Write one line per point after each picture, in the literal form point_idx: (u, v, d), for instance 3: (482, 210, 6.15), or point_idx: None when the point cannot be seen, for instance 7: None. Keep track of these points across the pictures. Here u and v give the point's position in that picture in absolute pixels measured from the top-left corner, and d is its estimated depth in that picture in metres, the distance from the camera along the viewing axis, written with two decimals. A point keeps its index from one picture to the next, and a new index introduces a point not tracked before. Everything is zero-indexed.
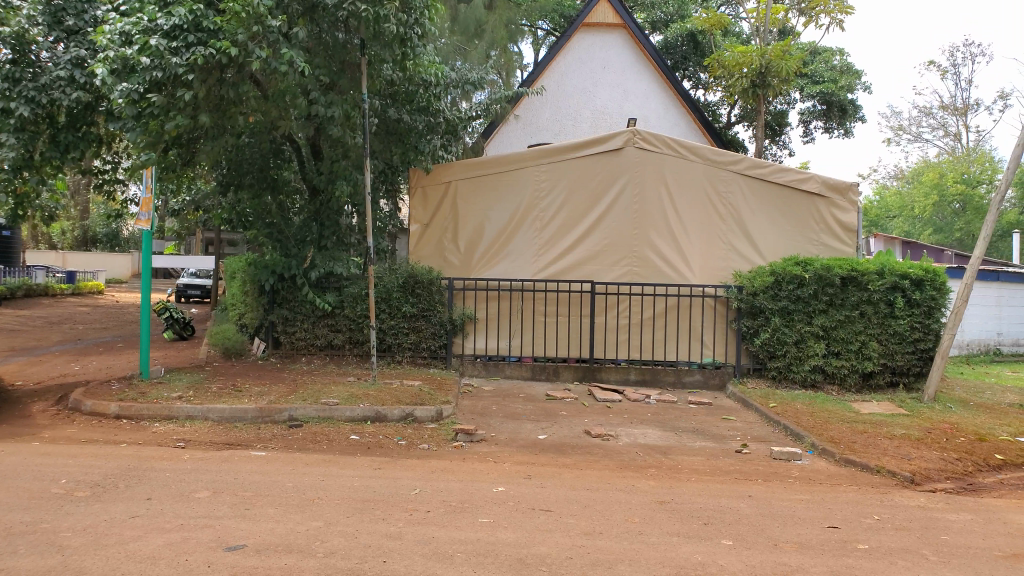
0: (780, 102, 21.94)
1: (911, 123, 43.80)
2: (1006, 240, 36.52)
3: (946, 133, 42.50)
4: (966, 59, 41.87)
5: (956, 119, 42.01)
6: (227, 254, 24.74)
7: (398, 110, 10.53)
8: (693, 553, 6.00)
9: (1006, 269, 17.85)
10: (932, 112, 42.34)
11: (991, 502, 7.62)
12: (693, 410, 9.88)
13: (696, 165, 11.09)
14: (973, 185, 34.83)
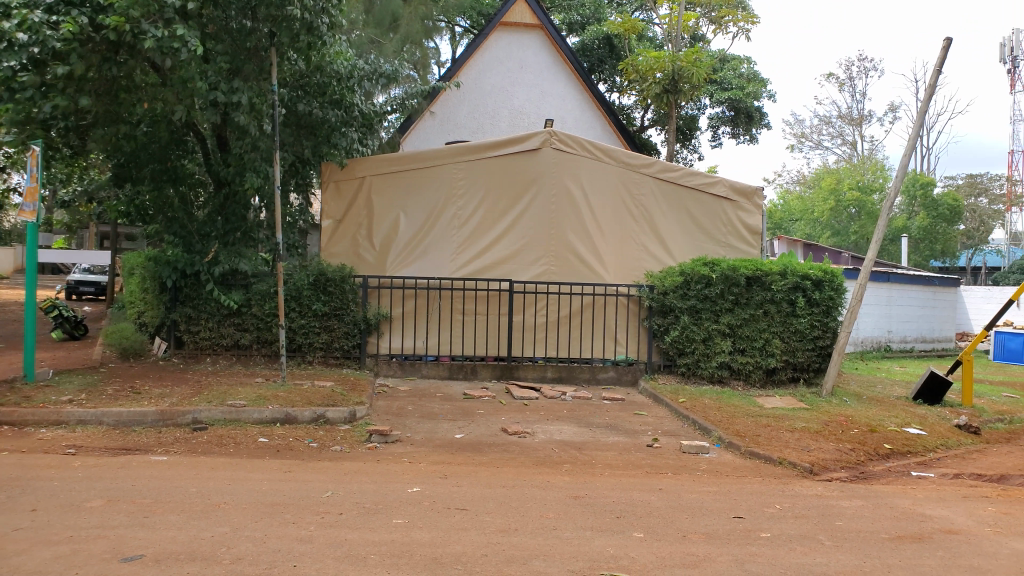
0: (691, 108, 22.71)
1: (812, 131, 46.23)
2: (896, 245, 39.03)
3: (844, 142, 45.11)
4: (860, 73, 44.62)
5: (852, 129, 44.66)
6: (125, 249, 23.39)
7: (309, 103, 10.21)
8: (606, 546, 6.11)
9: (897, 271, 19.20)
10: (831, 121, 44.85)
11: (879, 488, 8.15)
12: (607, 406, 10.07)
13: (611, 167, 11.33)
14: (867, 193, 36.69)
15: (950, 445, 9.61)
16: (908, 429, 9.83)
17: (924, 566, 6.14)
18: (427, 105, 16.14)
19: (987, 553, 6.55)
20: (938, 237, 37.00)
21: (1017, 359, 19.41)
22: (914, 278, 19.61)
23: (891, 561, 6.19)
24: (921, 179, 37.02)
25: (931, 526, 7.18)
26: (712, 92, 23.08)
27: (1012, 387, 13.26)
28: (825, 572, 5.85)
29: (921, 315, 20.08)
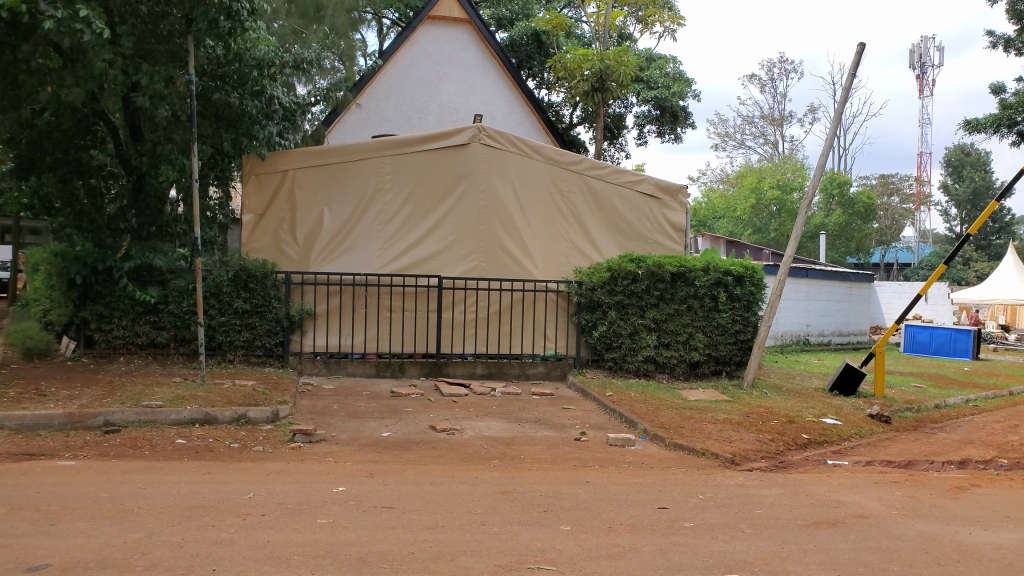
0: (618, 106, 23.09)
1: (735, 131, 47.54)
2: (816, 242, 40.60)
3: (766, 142, 46.57)
4: (782, 75, 46.16)
5: (773, 129, 46.14)
6: (28, 244, 22.17)
7: (227, 92, 9.87)
8: (533, 541, 6.15)
9: (815, 267, 20.05)
10: (754, 121, 46.22)
11: (797, 477, 8.45)
12: (536, 401, 10.14)
13: (539, 163, 11.41)
14: (787, 191, 38.30)
15: (863, 433, 10.06)
16: (825, 419, 10.24)
17: (837, 550, 6.39)
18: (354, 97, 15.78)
19: (896, 535, 6.88)
20: (853, 233, 38.95)
21: (925, 350, 20.50)
22: (830, 273, 20.50)
23: (807, 546, 6.43)
24: (838, 178, 38.55)
25: (844, 512, 7.50)
26: (639, 91, 23.48)
27: (919, 376, 14.00)
28: (745, 559, 6.03)
29: (837, 309, 20.94)
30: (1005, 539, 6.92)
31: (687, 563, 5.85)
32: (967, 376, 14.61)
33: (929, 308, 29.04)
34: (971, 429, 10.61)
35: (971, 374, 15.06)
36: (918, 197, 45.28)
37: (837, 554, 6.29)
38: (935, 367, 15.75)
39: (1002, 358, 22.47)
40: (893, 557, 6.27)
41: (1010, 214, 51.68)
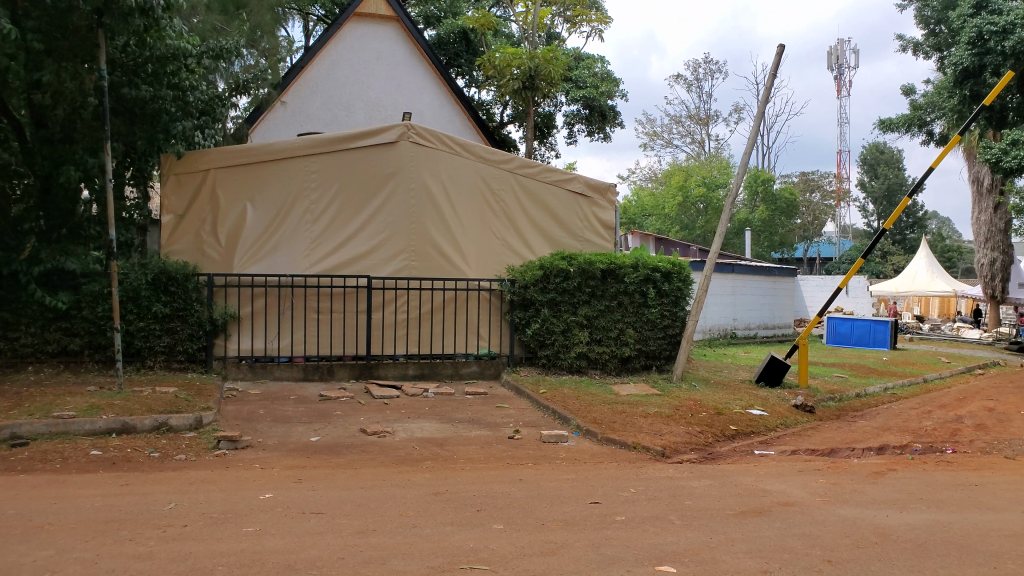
0: (548, 105, 23.27)
1: (663, 130, 48.43)
2: (741, 238, 41.78)
3: (692, 141, 47.64)
4: (706, 75, 47.38)
5: (699, 128, 47.24)
6: None
7: (138, 86, 9.31)
8: (466, 541, 6.13)
9: (740, 262, 20.68)
10: (681, 121, 47.22)
11: (725, 467, 8.66)
12: (470, 400, 10.12)
13: (470, 162, 11.43)
14: (713, 188, 39.62)
15: (788, 423, 10.40)
16: (752, 410, 10.53)
17: (763, 538, 6.58)
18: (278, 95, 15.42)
19: (818, 521, 7.12)
20: (777, 228, 40.32)
21: (846, 341, 21.33)
22: (754, 268, 21.14)
23: (734, 535, 6.59)
24: (761, 176, 39.80)
25: (770, 500, 7.72)
26: (568, 90, 23.72)
27: (840, 366, 14.57)
28: (674, 550, 6.14)
29: (763, 303, 21.59)
30: (919, 519, 7.26)
31: (618, 556, 5.92)
32: (884, 365, 15.28)
33: (850, 300, 30.24)
34: (888, 416, 11.09)
35: (890, 363, 15.73)
36: (838, 194, 47.11)
37: (763, 541, 6.47)
38: (854, 357, 16.40)
39: (916, 346, 23.61)
40: (815, 542, 6.49)
41: (922, 209, 54.41)
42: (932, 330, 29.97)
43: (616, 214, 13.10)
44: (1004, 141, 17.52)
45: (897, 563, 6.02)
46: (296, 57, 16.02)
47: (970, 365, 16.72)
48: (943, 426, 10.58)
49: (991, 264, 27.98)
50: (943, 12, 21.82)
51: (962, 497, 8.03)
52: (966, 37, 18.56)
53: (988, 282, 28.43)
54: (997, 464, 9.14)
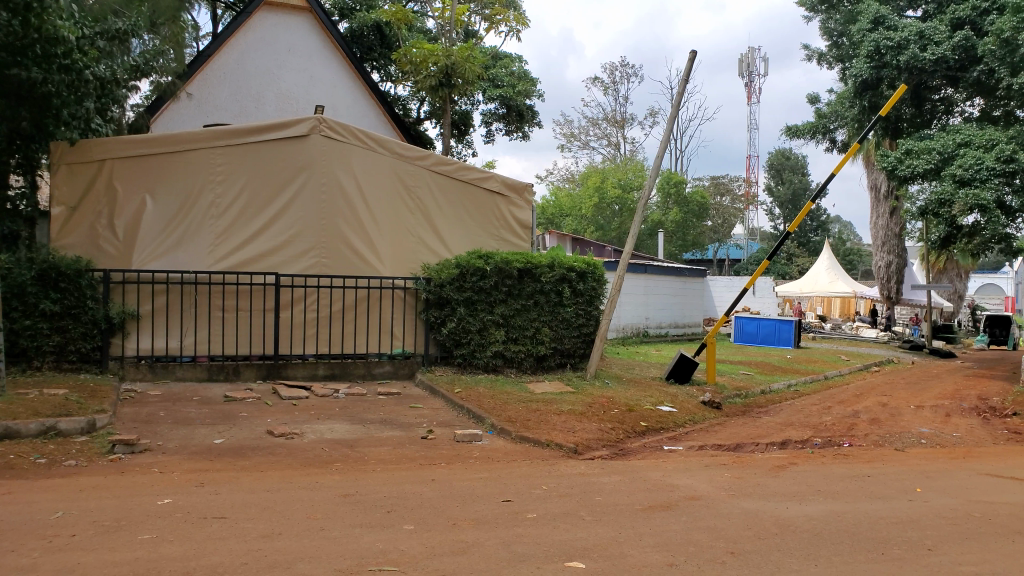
0: (464, 103, 23.30)
1: (580, 132, 48.98)
2: (653, 239, 42.76)
3: (609, 143, 48.46)
4: (623, 79, 48.30)
5: (615, 131, 48.10)
6: None
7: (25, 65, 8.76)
8: (375, 542, 6.05)
9: (652, 263, 21.29)
10: (599, 123, 47.94)
11: (635, 463, 8.85)
12: (382, 400, 10.01)
13: (384, 158, 11.33)
14: (627, 190, 40.55)
15: (696, 419, 10.73)
16: (662, 406, 10.81)
17: (669, 531, 6.75)
18: (183, 85, 14.76)
19: (722, 514, 7.37)
20: (690, 229, 41.57)
21: (753, 339, 22.15)
22: (666, 268, 21.80)
23: (642, 530, 6.74)
24: (673, 178, 40.95)
25: (677, 495, 7.93)
26: (485, 89, 23.75)
27: (747, 364, 15.13)
28: (583, 546, 6.23)
29: (674, 303, 22.20)
30: (816, 510, 7.61)
31: (528, 554, 5.97)
32: (787, 363, 15.96)
33: (757, 300, 31.44)
34: (790, 411, 11.59)
35: (793, 360, 16.47)
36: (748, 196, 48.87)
37: (670, 535, 6.65)
38: (760, 355, 17.05)
39: (818, 345, 24.77)
40: (719, 535, 6.71)
41: (826, 213, 57.35)
42: (833, 329, 31.46)
43: (535, 214, 13.31)
44: (898, 150, 18.55)
45: (795, 552, 6.29)
46: (204, 45, 15.42)
47: (865, 362, 17.68)
48: (841, 421, 11.12)
49: (887, 266, 29.67)
50: (845, 25, 22.88)
51: (856, 488, 8.47)
52: (865, 51, 19.52)
53: (884, 283, 30.09)
54: (888, 456, 9.68)
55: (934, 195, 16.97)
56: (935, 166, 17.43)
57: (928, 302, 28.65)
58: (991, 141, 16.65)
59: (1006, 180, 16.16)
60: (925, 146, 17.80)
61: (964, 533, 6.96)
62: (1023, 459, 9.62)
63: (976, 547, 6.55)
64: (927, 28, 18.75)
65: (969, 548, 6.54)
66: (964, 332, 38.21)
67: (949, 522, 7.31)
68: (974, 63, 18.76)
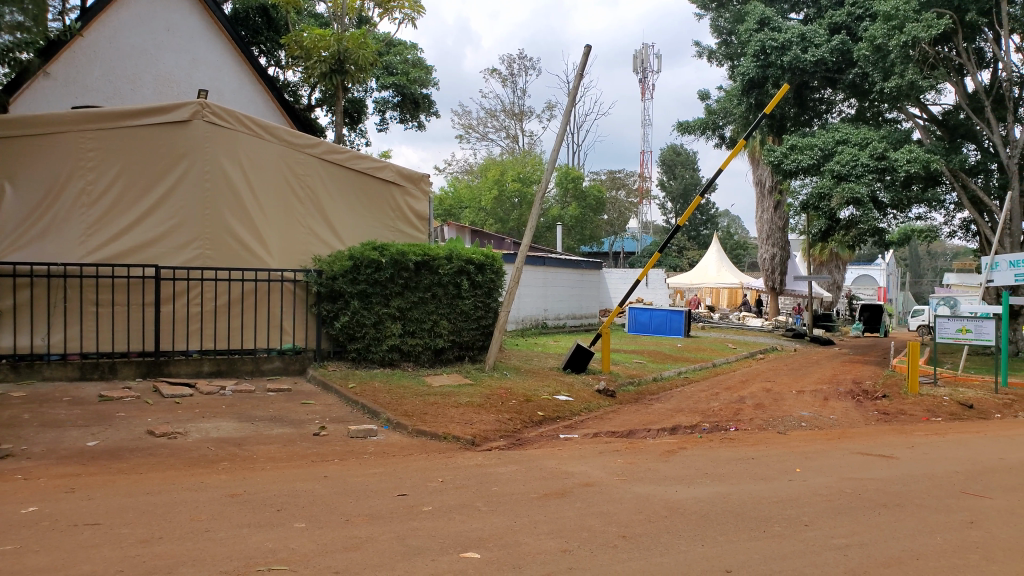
0: (357, 90, 22.81)
1: (477, 124, 48.93)
2: (551, 232, 43.26)
3: (507, 135, 48.69)
4: (521, 71, 48.59)
5: (513, 123, 48.36)
6: None
7: None
8: (263, 542, 5.85)
9: (551, 255, 21.66)
10: (496, 115, 48.03)
11: (531, 452, 8.96)
12: (272, 397, 9.71)
13: (273, 145, 11.12)
14: (527, 183, 41.06)
15: (591, 408, 11.02)
16: (558, 396, 11.02)
17: (564, 519, 6.87)
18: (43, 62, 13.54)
19: (614, 499, 7.59)
20: (587, 224, 42.51)
21: (646, 329, 22.87)
22: (564, 261, 22.24)
23: (537, 518, 6.83)
24: (572, 173, 42.03)
25: (571, 482, 8.10)
26: (378, 76, 23.35)
27: (640, 353, 15.62)
28: (478, 537, 6.25)
29: (571, 295, 22.71)
30: (703, 493, 7.94)
31: (423, 547, 5.94)
32: (678, 351, 16.59)
33: (650, 291, 32.42)
34: (680, 398, 12.07)
35: (684, 349, 17.12)
36: (642, 191, 50.37)
37: (564, 522, 6.77)
38: (653, 344, 17.64)
39: (709, 334, 25.89)
40: (612, 520, 6.88)
41: (713, 207, 60.09)
42: (721, 318, 32.86)
43: (431, 204, 13.50)
44: (783, 146, 19.46)
45: (683, 534, 6.53)
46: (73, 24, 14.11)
47: (751, 350, 18.63)
48: (728, 406, 11.66)
49: (773, 258, 31.01)
50: (733, 24, 23.81)
51: (740, 471, 8.88)
52: (752, 50, 20.14)
53: (770, 274, 31.42)
54: (771, 439, 10.19)
55: (815, 190, 17.97)
56: (816, 162, 18.41)
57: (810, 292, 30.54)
58: (865, 140, 17.77)
59: (878, 176, 17.24)
60: (807, 143, 18.67)
61: (837, 508, 7.43)
62: (889, 438, 10.39)
63: (848, 521, 7.00)
64: (808, 31, 19.74)
65: (842, 522, 6.98)
66: (842, 320, 41.01)
67: (824, 498, 7.79)
68: (849, 65, 20.00)
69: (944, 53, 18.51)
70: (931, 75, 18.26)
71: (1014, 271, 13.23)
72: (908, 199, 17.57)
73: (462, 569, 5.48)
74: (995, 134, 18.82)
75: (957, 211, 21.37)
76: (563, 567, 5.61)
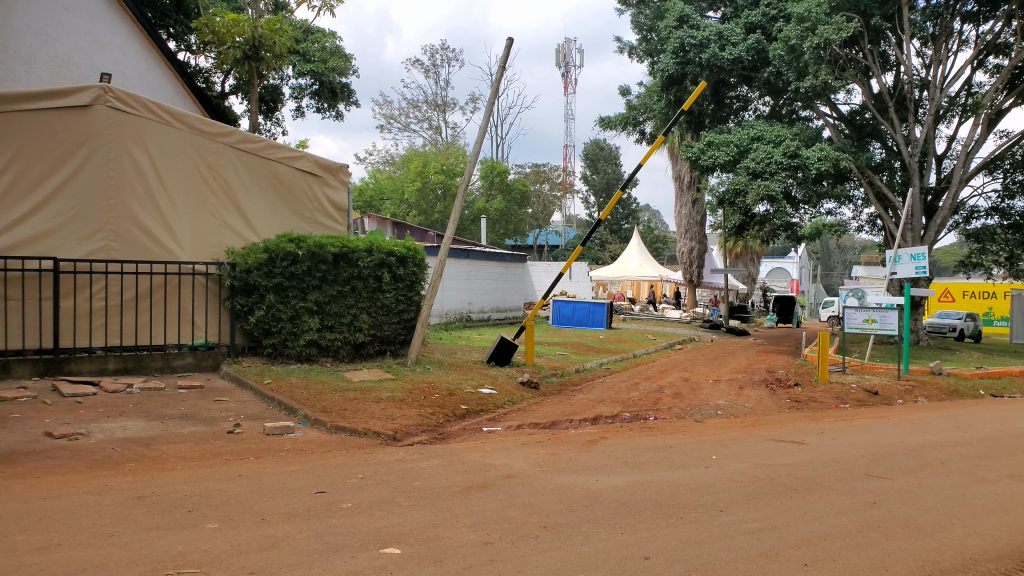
0: (273, 78, 22.19)
1: (399, 114, 48.36)
2: (476, 226, 43.24)
3: (430, 127, 48.34)
4: (443, 62, 48.31)
5: (436, 114, 48.06)
6: None
7: None
8: (172, 544, 5.62)
9: (475, 248, 21.62)
10: (419, 106, 47.58)
11: (453, 446, 8.95)
12: (183, 395, 9.40)
13: (183, 133, 10.79)
14: (450, 176, 40.72)
15: (515, 400, 11.10)
16: (482, 389, 11.06)
17: (486, 511, 6.88)
18: None
19: (535, 490, 7.64)
20: (511, 217, 42.75)
21: (570, 321, 23.15)
22: (488, 254, 22.27)
23: (458, 512, 6.82)
24: (497, 167, 41.87)
25: (494, 474, 8.13)
26: (295, 63, 22.76)
27: (563, 345, 15.81)
28: (399, 532, 6.18)
29: (495, 288, 22.77)
30: (623, 481, 8.08)
31: (342, 544, 5.83)
32: (600, 343, 16.86)
33: (574, 284, 32.84)
34: (602, 388, 12.28)
35: (606, 341, 17.42)
36: (564, 184, 50.99)
37: (486, 514, 6.78)
38: (576, 336, 17.88)
39: (631, 325, 26.46)
40: (533, 511, 6.93)
41: (634, 202, 61.45)
42: (642, 310, 33.59)
43: (349, 195, 13.53)
44: (701, 142, 20.01)
45: (603, 523, 6.63)
46: None
47: (670, 341, 19.14)
48: (647, 396, 11.93)
49: (690, 252, 32.34)
50: (653, 21, 24.28)
51: (659, 459, 9.09)
52: (671, 47, 20.59)
53: (688, 268, 32.68)
54: (689, 426, 10.47)
55: (731, 186, 18.54)
56: (732, 158, 18.99)
57: (727, 285, 31.68)
58: (778, 138, 18.41)
59: (791, 173, 17.88)
60: (724, 139, 19.24)
61: (752, 494, 7.68)
62: (801, 424, 10.83)
63: (761, 506, 7.25)
64: (725, 29, 20.28)
65: (755, 507, 7.23)
66: (757, 313, 42.67)
67: (739, 484, 8.06)
68: (764, 63, 20.69)
69: (853, 55, 19.49)
70: (841, 75, 19.11)
71: (915, 263, 13.96)
72: (819, 195, 18.33)
73: (382, 565, 5.41)
74: (898, 133, 19.86)
75: (865, 207, 22.45)
76: (484, 559, 5.61)
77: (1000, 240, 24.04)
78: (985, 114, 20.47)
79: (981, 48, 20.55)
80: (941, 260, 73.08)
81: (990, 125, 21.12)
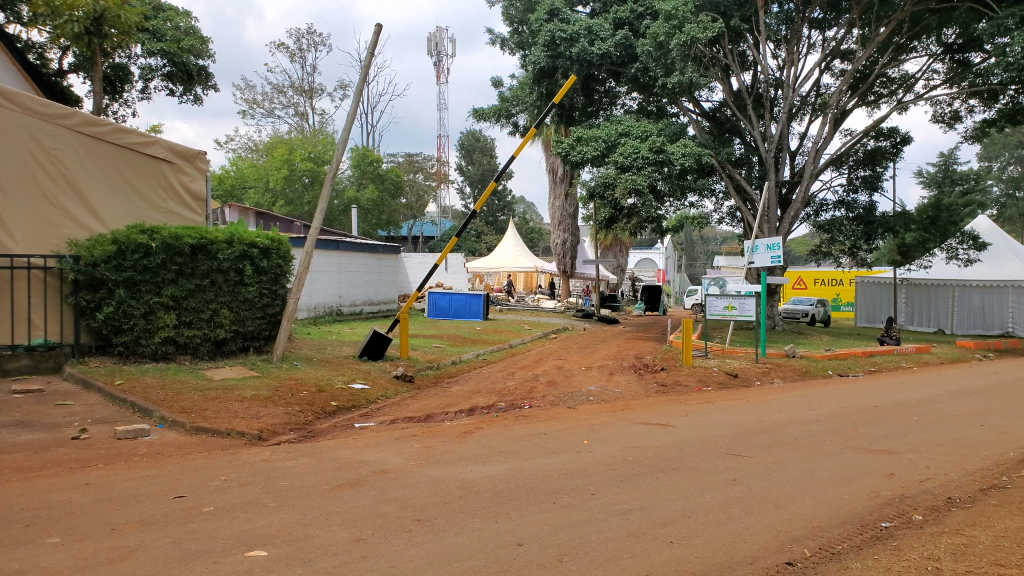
0: (118, 56, 20.75)
1: (263, 100, 46.33)
2: (348, 216, 42.25)
3: (296, 112, 46.67)
4: (310, 47, 46.77)
5: (302, 100, 46.51)
6: None
7: None
8: (6, 563, 5.14)
9: (345, 240, 21.14)
10: (284, 91, 45.92)
11: (323, 444, 8.72)
12: (18, 400, 8.64)
13: (11, 114, 9.96)
14: (318, 163, 39.90)
15: (388, 395, 10.98)
16: (353, 384, 10.86)
17: (358, 508, 6.74)
18: None
19: (409, 483, 7.57)
20: (384, 207, 42.03)
21: (447, 313, 23.14)
22: (359, 245, 21.86)
23: (329, 510, 6.64)
24: (369, 155, 41.60)
25: (366, 470, 7.97)
26: (143, 41, 21.26)
27: (439, 338, 15.78)
28: (266, 534, 5.95)
29: (367, 280, 22.37)
30: (497, 470, 8.16)
31: (203, 550, 5.53)
32: (476, 334, 16.95)
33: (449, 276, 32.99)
34: (476, 379, 12.36)
35: (483, 332, 17.54)
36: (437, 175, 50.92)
37: (359, 511, 6.65)
38: (451, 328, 17.87)
39: (507, 316, 26.75)
40: (407, 505, 6.86)
41: (510, 195, 62.30)
42: (516, 302, 34.08)
43: (208, 183, 12.78)
44: (570, 137, 20.36)
45: (477, 513, 6.66)
46: None
47: (545, 331, 19.51)
48: (522, 385, 12.11)
49: (563, 244, 33.03)
50: (524, 13, 24.47)
51: (533, 446, 9.23)
52: (542, 40, 20.78)
53: (561, 259, 33.41)
54: (562, 414, 10.72)
55: (601, 178, 18.94)
56: (600, 153, 19.52)
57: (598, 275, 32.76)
58: (645, 133, 19.15)
59: (657, 168, 18.65)
60: (592, 134, 19.79)
61: (622, 476, 7.95)
62: (668, 407, 11.33)
63: (631, 488, 7.53)
64: (594, 25, 20.84)
65: (624, 489, 7.49)
66: (626, 301, 44.47)
67: (609, 468, 8.33)
68: (632, 59, 21.45)
69: (715, 54, 20.53)
70: (704, 74, 20.12)
71: (770, 253, 14.92)
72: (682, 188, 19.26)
73: (247, 569, 5.18)
74: (756, 130, 21.12)
75: (725, 200, 23.76)
76: (356, 556, 5.49)
77: (845, 231, 26.15)
78: (831, 114, 22.05)
79: (828, 52, 22.11)
80: (792, 251, 79.52)
81: (835, 124, 22.82)
